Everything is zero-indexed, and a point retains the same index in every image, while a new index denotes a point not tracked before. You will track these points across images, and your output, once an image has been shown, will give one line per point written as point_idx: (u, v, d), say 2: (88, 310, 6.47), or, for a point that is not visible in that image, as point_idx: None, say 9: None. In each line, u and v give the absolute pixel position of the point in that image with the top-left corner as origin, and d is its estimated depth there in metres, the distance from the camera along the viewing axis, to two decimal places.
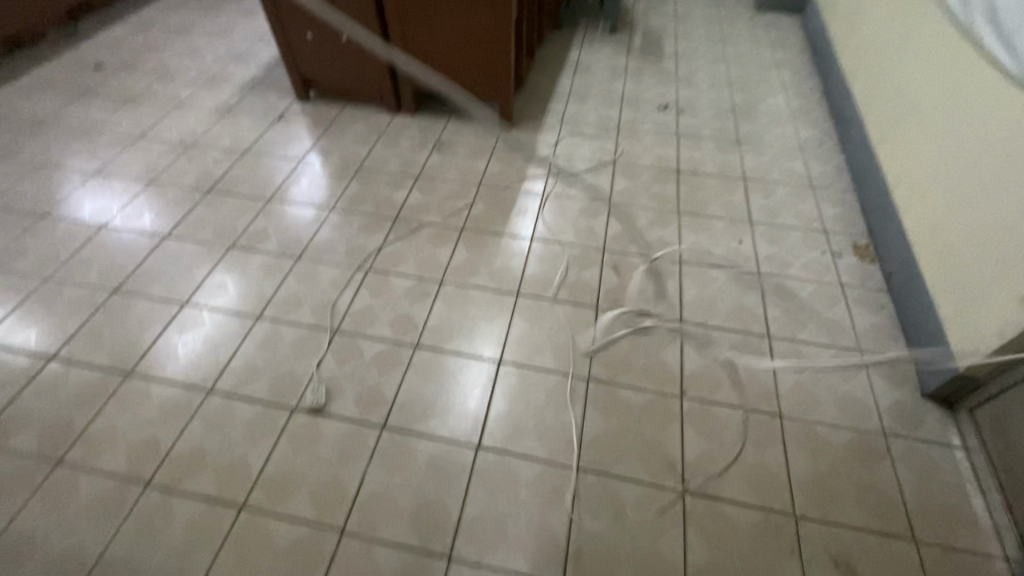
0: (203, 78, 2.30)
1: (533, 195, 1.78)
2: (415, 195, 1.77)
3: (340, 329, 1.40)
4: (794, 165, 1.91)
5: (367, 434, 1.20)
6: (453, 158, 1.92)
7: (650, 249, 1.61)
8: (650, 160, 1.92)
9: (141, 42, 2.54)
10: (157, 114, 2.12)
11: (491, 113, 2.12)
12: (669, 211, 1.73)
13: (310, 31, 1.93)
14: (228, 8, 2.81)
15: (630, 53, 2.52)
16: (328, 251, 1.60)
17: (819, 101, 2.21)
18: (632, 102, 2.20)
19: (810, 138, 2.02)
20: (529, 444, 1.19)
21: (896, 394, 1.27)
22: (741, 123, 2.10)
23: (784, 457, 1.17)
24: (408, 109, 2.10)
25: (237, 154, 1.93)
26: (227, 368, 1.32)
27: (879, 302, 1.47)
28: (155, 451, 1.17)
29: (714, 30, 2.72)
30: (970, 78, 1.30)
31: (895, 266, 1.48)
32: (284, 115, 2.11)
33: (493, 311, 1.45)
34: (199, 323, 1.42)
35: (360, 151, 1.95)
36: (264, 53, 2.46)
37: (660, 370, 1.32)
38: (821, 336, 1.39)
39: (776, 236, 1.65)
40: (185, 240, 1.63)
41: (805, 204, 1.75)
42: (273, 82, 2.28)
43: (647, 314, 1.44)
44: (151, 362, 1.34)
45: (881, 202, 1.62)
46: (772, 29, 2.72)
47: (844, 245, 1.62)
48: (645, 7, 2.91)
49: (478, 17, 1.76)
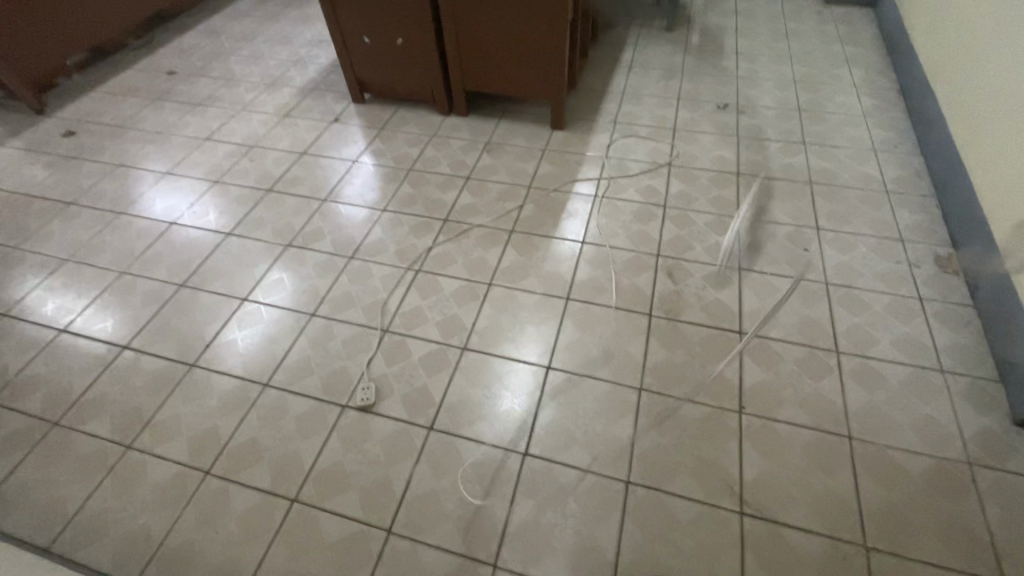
0: (266, 82, 2.40)
1: (584, 197, 1.74)
2: (465, 196, 1.78)
3: (390, 328, 1.42)
4: (866, 168, 1.78)
5: (415, 435, 1.21)
6: (503, 159, 1.91)
7: (707, 256, 1.54)
8: (707, 162, 1.85)
9: (211, 49, 2.68)
10: (223, 117, 2.22)
11: (542, 114, 2.10)
12: (727, 216, 1.65)
13: (367, 35, 1.98)
14: (290, 15, 2.92)
15: (686, 51, 2.43)
16: (380, 250, 1.63)
17: (894, 100, 2.06)
18: (689, 102, 2.13)
19: (884, 139, 1.89)
20: (577, 454, 1.16)
21: (983, 421, 1.16)
22: (806, 123, 1.99)
23: (853, 482, 1.09)
24: (459, 111, 2.11)
25: (295, 156, 2.00)
26: (282, 363, 1.36)
27: (964, 318, 1.34)
28: (215, 441, 1.22)
29: (777, 25, 2.59)
30: None
31: (983, 281, 1.35)
32: (340, 117, 2.17)
33: (542, 315, 1.43)
34: (258, 318, 1.47)
35: (412, 153, 1.97)
36: (323, 58, 2.53)
37: (716, 383, 1.26)
38: (896, 353, 1.29)
39: (845, 245, 1.54)
40: (246, 238, 1.70)
41: (878, 210, 1.64)
42: (331, 85, 2.35)
43: (703, 323, 1.38)
44: (213, 354, 1.40)
45: (967, 209, 1.48)
46: (842, 23, 2.56)
47: (922, 255, 1.50)
48: (703, 3, 2.81)
49: (533, 17, 1.74)
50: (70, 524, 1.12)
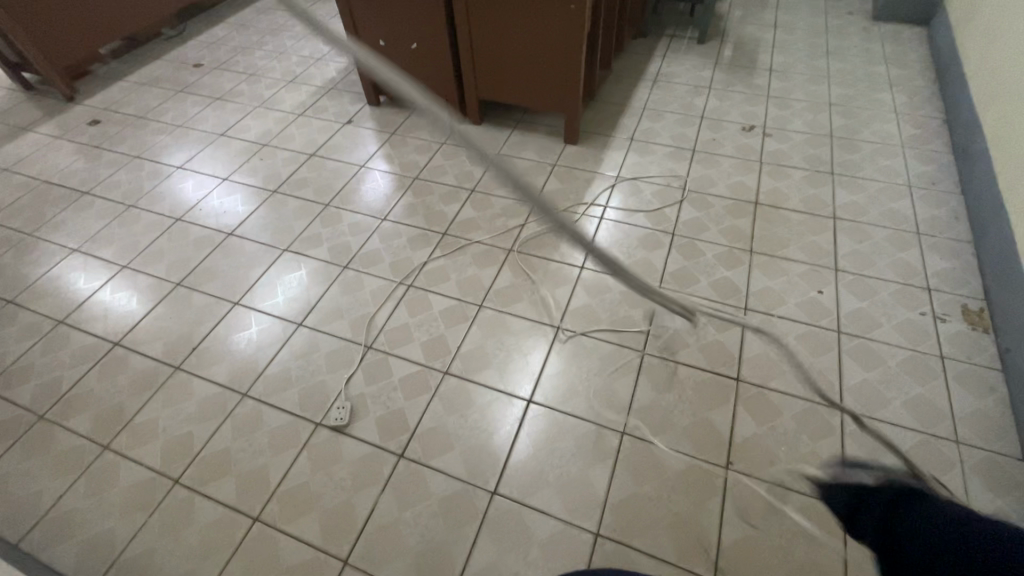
0: (287, 79, 2.41)
1: (590, 218, 1.68)
2: (467, 210, 1.73)
3: (374, 345, 1.39)
4: (898, 205, 1.65)
5: (384, 461, 1.18)
6: (511, 173, 1.86)
7: (711, 291, 1.46)
8: (724, 188, 1.75)
9: (238, 42, 2.71)
10: (241, 112, 2.24)
11: (556, 127, 2.04)
12: (739, 248, 1.56)
13: (382, 38, 1.95)
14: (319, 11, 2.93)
15: (717, 66, 2.32)
16: (375, 261, 1.60)
17: (938, 130, 1.91)
18: (712, 121, 2.02)
19: (922, 174, 1.75)
20: (547, 498, 1.11)
21: (998, 503, 1.05)
22: (837, 151, 1.86)
23: (842, 559, 1.00)
24: (472, 119, 2.06)
25: (305, 157, 1.99)
26: (263, 373, 1.35)
27: (990, 383, 1.22)
28: (188, 449, 1.22)
29: (818, 42, 2.44)
30: None
31: (1015, 343, 1.23)
32: (354, 119, 2.15)
33: (530, 343, 1.37)
34: (246, 324, 1.47)
35: (419, 160, 1.94)
36: (345, 56, 2.53)
37: (705, 433, 1.18)
38: (907, 417, 1.18)
39: (865, 290, 1.43)
40: (246, 239, 1.70)
41: (905, 253, 1.51)
42: (349, 85, 2.34)
43: (699, 366, 1.30)
44: (198, 358, 1.40)
45: (1005, 261, 1.35)
46: (890, 43, 2.40)
47: (950, 308, 1.37)
48: (741, 14, 2.68)
49: (548, 28, 1.68)
50: (40, 521, 1.14)
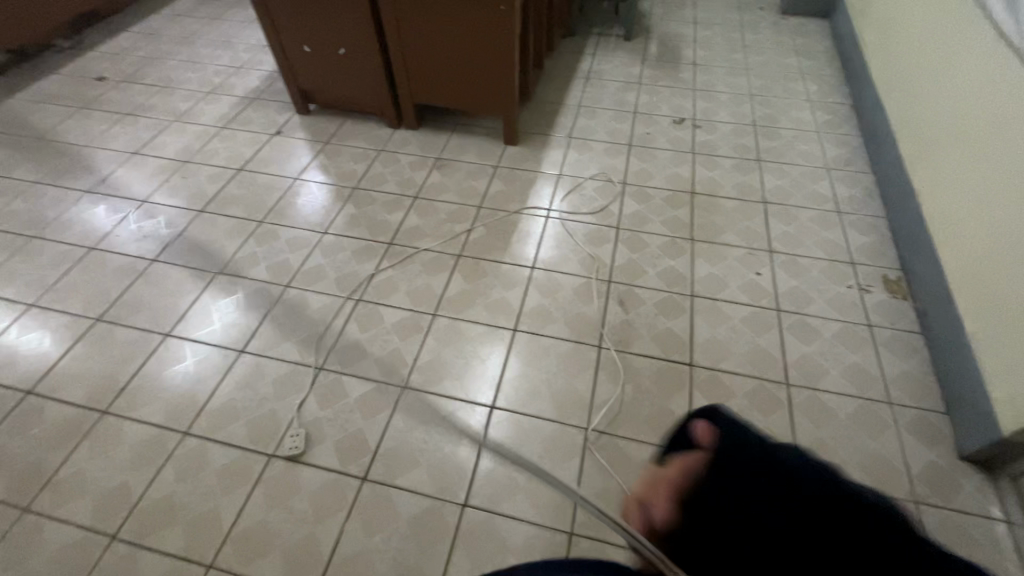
0: (204, 89, 2.26)
1: (537, 218, 1.68)
2: (411, 218, 1.69)
3: (325, 366, 1.33)
4: (819, 187, 1.77)
5: (347, 487, 1.13)
6: (453, 177, 1.83)
7: (659, 281, 1.50)
8: (663, 181, 1.81)
9: (146, 52, 2.51)
10: (155, 128, 2.07)
11: (496, 128, 2.03)
12: (681, 238, 1.61)
13: (307, 44, 1.87)
14: (234, 17, 2.77)
15: (644, 62, 2.39)
16: (318, 277, 1.53)
17: (847, 115, 2.06)
18: (645, 115, 2.08)
19: (837, 157, 1.88)
20: (519, 504, 1.10)
21: (929, 455, 1.15)
22: (762, 139, 1.97)
23: None
24: (409, 124, 2.02)
25: (232, 172, 1.87)
26: (205, 408, 1.26)
27: (912, 346, 1.33)
28: (125, 500, 1.12)
29: (735, 36, 2.58)
30: (1019, 103, 1.15)
31: (930, 307, 1.34)
32: (283, 130, 2.04)
33: (487, 348, 1.36)
34: (181, 356, 1.36)
35: (357, 169, 1.87)
36: (267, 64, 2.40)
37: (666, 420, 1.22)
38: (845, 384, 1.27)
39: (798, 268, 1.52)
40: (173, 265, 1.58)
41: (830, 231, 1.62)
42: (274, 94, 2.22)
43: (654, 355, 1.34)
44: (129, 399, 1.28)
45: (914, 233, 1.48)
46: (798, 35, 2.57)
47: (872, 279, 1.49)
48: (662, 11, 2.78)
49: (480, 30, 1.66)
50: None
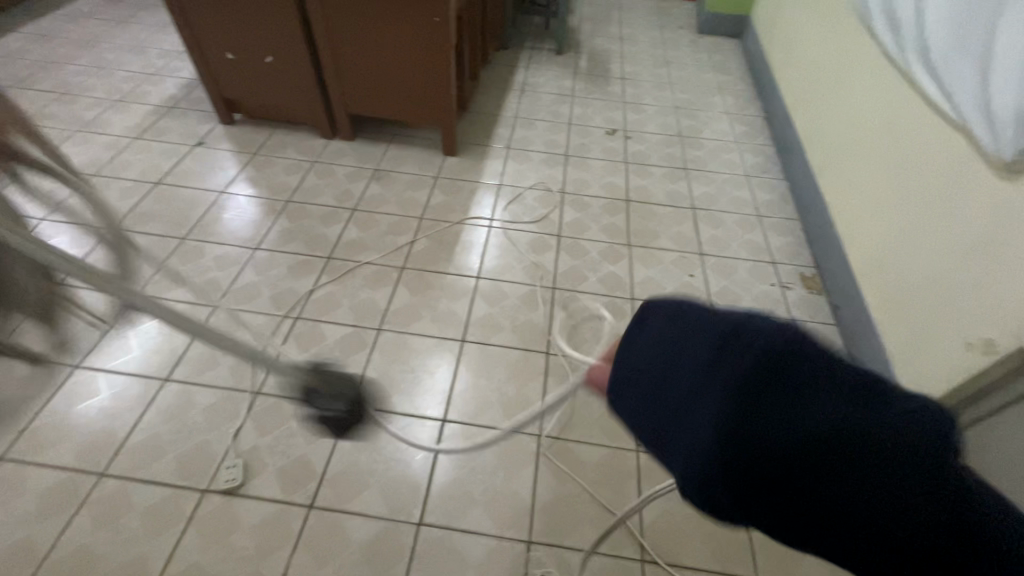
0: (111, 97, 2.08)
1: (480, 228, 1.68)
2: (350, 230, 1.64)
3: (262, 390, 1.25)
4: (741, 193, 1.90)
5: (292, 517, 1.06)
6: (392, 188, 1.80)
7: (601, 286, 1.54)
8: (599, 189, 1.87)
9: (40, 55, 2.28)
10: (54, 139, 1.88)
11: (434, 139, 2.02)
12: (620, 244, 1.68)
13: (231, 51, 1.77)
14: (144, 20, 2.58)
15: (576, 76, 2.48)
16: (251, 296, 1.44)
17: (761, 127, 2.23)
18: (580, 127, 2.16)
19: (755, 165, 2.03)
20: (476, 517, 1.09)
21: None
22: (688, 149, 2.09)
23: None
24: (344, 135, 1.96)
25: (148, 186, 1.73)
26: (125, 445, 1.14)
27: (829, 337, 1.46)
28: (31, 556, 0.99)
29: (658, 53, 2.73)
30: (906, 115, 1.30)
31: (842, 300, 1.48)
32: (205, 141, 1.92)
33: (436, 361, 1.34)
34: (93, 390, 1.23)
35: (290, 181, 1.79)
36: (184, 71, 2.25)
37: (615, 421, 1.25)
38: None
39: (726, 269, 1.62)
40: (82, 288, 1.43)
41: (752, 234, 1.75)
42: (194, 103, 2.09)
43: (601, 358, 1.37)
44: (31, 442, 1.14)
45: (825, 233, 1.63)
46: (714, 53, 2.76)
47: (792, 277, 1.61)
48: (590, 28, 2.90)
49: (414, 40, 1.65)
50: None
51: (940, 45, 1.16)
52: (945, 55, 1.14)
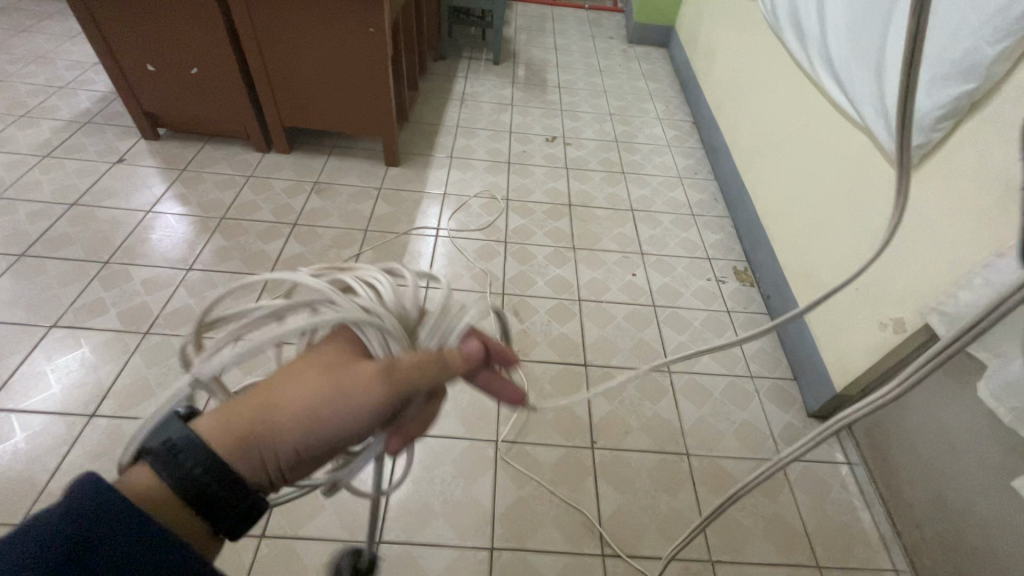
0: (14, 112, 1.91)
1: (426, 237, 1.67)
2: (291, 245, 1.59)
3: None
4: (675, 194, 2.00)
5: (242, 548, 1.01)
6: (334, 201, 1.76)
7: (549, 289, 1.58)
8: (542, 195, 1.91)
9: None
10: None
11: (374, 150, 1.99)
12: (564, 247, 1.72)
13: (151, 63, 1.68)
14: (49, 29, 2.40)
15: (514, 85, 2.52)
16: (185, 320, 1.36)
17: (690, 131, 2.36)
18: (520, 134, 2.20)
19: (687, 167, 2.14)
20: (437, 529, 1.08)
21: (786, 417, 1.34)
22: (624, 154, 2.18)
23: (694, 497, 1.18)
24: (279, 147, 1.90)
25: (62, 208, 1.60)
26: (48, 489, 1.05)
27: (762, 325, 1.56)
28: None
29: (591, 62, 2.83)
30: (817, 117, 1.41)
31: (772, 290, 1.58)
32: (126, 157, 1.81)
33: None
34: (6, 433, 1.12)
35: (223, 197, 1.71)
36: (98, 83, 2.11)
37: (570, 421, 1.28)
38: (715, 365, 1.44)
39: (666, 267, 1.70)
40: None
41: (688, 232, 1.84)
42: (111, 117, 1.96)
43: (553, 360, 1.40)
44: None
45: (753, 229, 1.74)
46: (643, 62, 2.90)
47: (726, 271, 1.71)
48: (526, 38, 2.96)
49: (349, 50, 1.63)
50: None
51: (841, 54, 1.27)
52: (846, 63, 1.25)
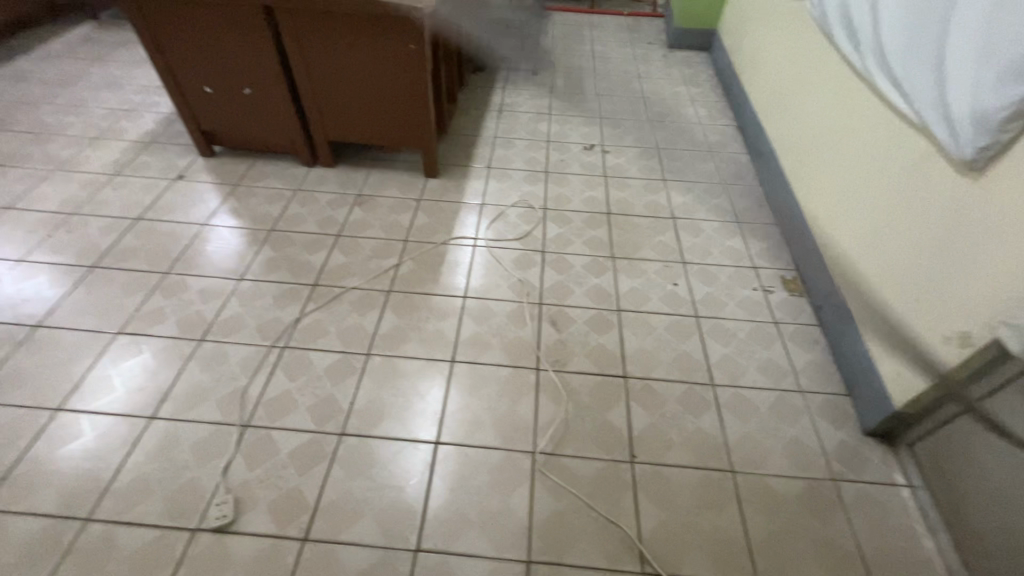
0: (89, 135, 2.07)
1: (464, 247, 1.69)
2: (335, 256, 1.64)
3: (251, 422, 1.23)
4: (718, 201, 1.95)
5: (286, 551, 1.04)
6: (375, 212, 1.81)
7: (587, 299, 1.56)
8: (580, 204, 1.90)
9: (14, 97, 2.27)
10: (31, 179, 1.86)
11: (414, 162, 2.04)
12: (603, 256, 1.70)
13: (208, 85, 1.79)
14: (120, 57, 2.59)
15: (552, 94, 2.53)
16: (236, 328, 1.43)
17: (734, 136, 2.29)
18: (558, 143, 2.19)
19: (730, 173, 2.08)
20: (473, 539, 1.08)
21: (839, 435, 1.27)
22: (664, 160, 2.14)
23: (740, 517, 1.13)
24: (324, 161, 1.97)
25: (128, 222, 1.72)
26: (111, 487, 1.11)
27: (812, 338, 1.48)
28: None
29: (630, 68, 2.80)
30: (871, 119, 1.34)
31: (823, 300, 1.51)
32: (185, 174, 1.92)
33: (426, 382, 1.33)
34: (76, 432, 1.20)
35: (272, 210, 1.79)
36: (162, 106, 2.26)
37: (608, 434, 1.25)
38: (762, 379, 1.38)
39: (709, 276, 1.65)
40: (62, 328, 1.40)
41: (731, 240, 1.78)
42: (173, 137, 2.09)
43: (590, 371, 1.38)
44: (11, 491, 1.10)
45: (801, 236, 1.66)
46: (684, 66, 2.84)
47: (773, 281, 1.64)
48: (564, 47, 2.97)
49: (390, 66, 1.67)
50: None
51: (897, 52, 1.21)
52: (902, 62, 1.19)
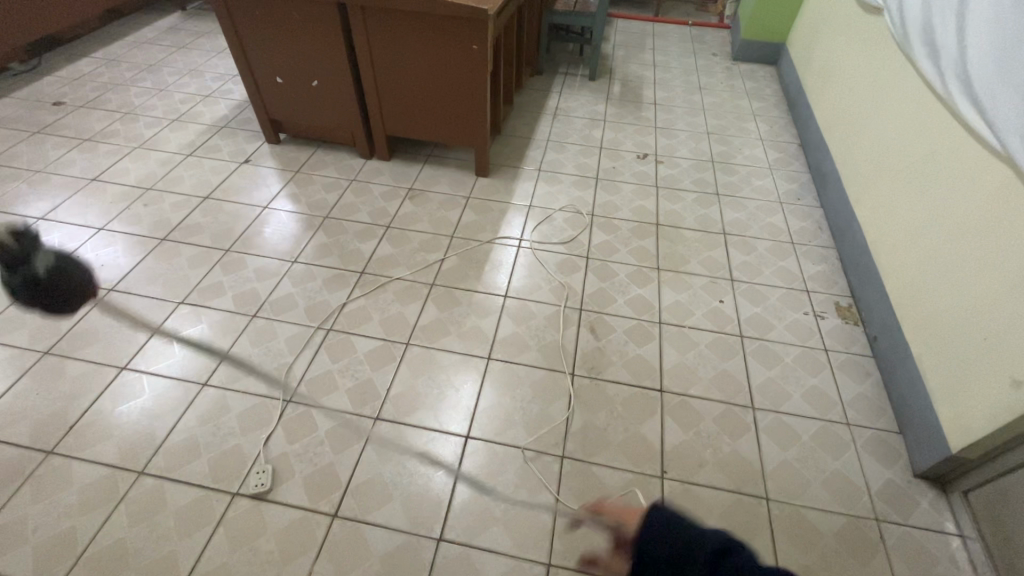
0: (169, 117, 2.22)
1: (508, 248, 1.71)
2: (384, 246, 1.69)
3: (294, 399, 1.29)
4: (773, 220, 1.88)
5: (316, 524, 1.08)
6: (425, 207, 1.85)
7: (628, 309, 1.54)
8: (628, 213, 1.88)
9: (107, 78, 2.46)
10: (115, 154, 2.01)
11: (467, 161, 2.08)
12: (648, 267, 1.67)
13: (280, 76, 1.88)
14: (202, 46, 2.77)
15: (608, 101, 2.51)
16: (287, 307, 1.49)
17: (796, 154, 2.22)
18: (611, 151, 2.18)
19: (789, 192, 2.01)
20: (495, 536, 1.09)
21: (886, 473, 1.20)
22: (719, 174, 2.09)
23: (772, 544, 1.09)
24: (381, 155, 2.04)
25: (196, 201, 1.83)
26: (164, 446, 1.19)
27: (864, 369, 1.41)
28: (70, 548, 1.04)
29: (691, 79, 2.75)
30: (949, 141, 1.27)
31: (880, 331, 1.43)
32: (251, 159, 2.03)
33: (461, 376, 1.35)
34: (136, 392, 1.28)
35: (328, 198, 1.87)
36: (235, 94, 2.40)
37: (639, 446, 1.24)
38: (807, 408, 1.32)
39: (758, 296, 1.60)
40: (131, 294, 1.50)
41: (785, 261, 1.72)
42: (243, 123, 2.22)
43: (625, 381, 1.36)
44: (78, 438, 1.19)
45: (861, 262, 1.59)
46: (747, 80, 2.77)
47: (826, 306, 1.58)
48: (624, 54, 2.95)
49: (451, 66, 1.71)
50: None
51: (982, 73, 1.14)
52: (988, 85, 1.11)
